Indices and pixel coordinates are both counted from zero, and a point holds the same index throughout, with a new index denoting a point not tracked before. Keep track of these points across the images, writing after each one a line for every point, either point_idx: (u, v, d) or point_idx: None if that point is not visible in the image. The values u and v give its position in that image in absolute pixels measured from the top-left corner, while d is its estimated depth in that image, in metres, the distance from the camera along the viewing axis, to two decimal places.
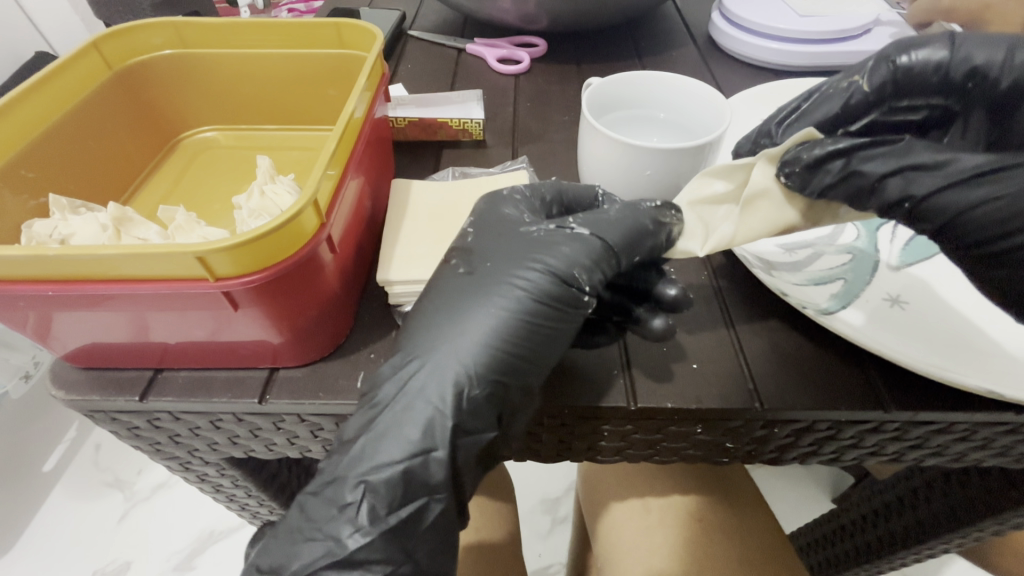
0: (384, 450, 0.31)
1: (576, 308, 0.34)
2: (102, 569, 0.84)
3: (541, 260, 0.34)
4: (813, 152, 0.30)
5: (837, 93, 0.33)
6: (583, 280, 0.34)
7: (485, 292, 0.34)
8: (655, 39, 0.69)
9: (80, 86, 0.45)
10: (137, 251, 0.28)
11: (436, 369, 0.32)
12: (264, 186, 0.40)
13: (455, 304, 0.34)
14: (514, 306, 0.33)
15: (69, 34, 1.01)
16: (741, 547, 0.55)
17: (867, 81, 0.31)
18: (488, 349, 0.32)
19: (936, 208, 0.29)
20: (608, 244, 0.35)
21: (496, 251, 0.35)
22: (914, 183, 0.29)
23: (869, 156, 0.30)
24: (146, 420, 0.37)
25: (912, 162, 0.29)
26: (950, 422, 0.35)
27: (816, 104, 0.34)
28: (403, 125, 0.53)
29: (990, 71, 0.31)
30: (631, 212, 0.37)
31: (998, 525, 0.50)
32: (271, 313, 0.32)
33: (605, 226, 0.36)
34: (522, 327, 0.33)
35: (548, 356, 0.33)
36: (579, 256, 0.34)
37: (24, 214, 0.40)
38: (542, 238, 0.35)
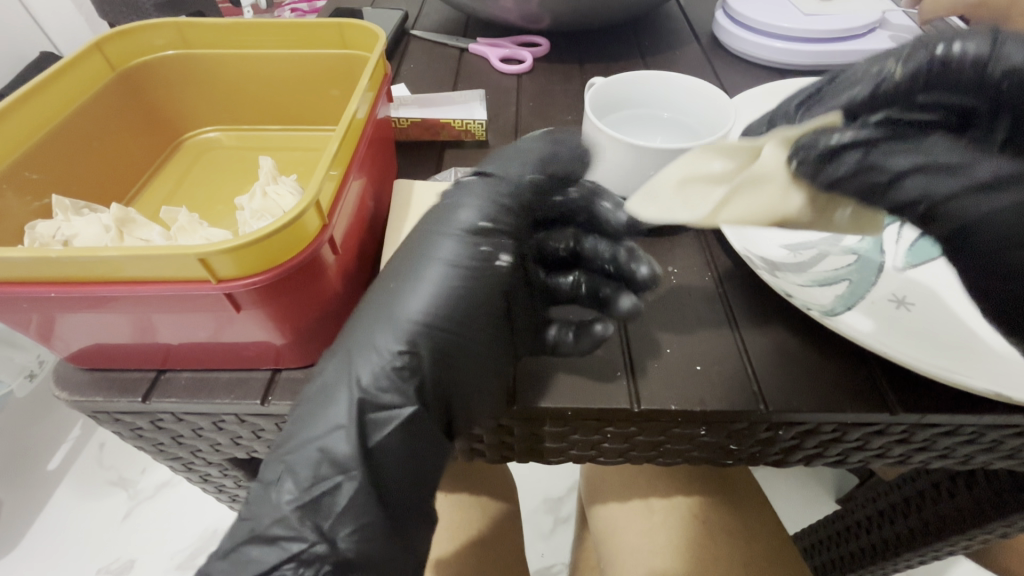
0: (321, 432, 0.31)
1: (489, 270, 0.34)
2: (107, 567, 0.84)
3: (453, 230, 0.34)
4: (830, 139, 0.29)
5: (866, 76, 0.30)
6: (488, 233, 0.34)
7: (407, 271, 0.33)
8: (659, 38, 0.68)
9: (83, 87, 0.45)
10: (141, 253, 0.28)
11: (366, 356, 0.31)
12: (266, 187, 0.40)
13: (382, 287, 0.33)
14: (433, 279, 0.33)
15: (74, 34, 1.01)
16: (745, 551, 0.55)
17: (902, 68, 0.29)
18: (412, 325, 0.32)
19: (954, 211, 0.29)
20: (506, 195, 0.35)
21: (415, 233, 0.35)
22: (932, 184, 0.28)
23: (891, 148, 0.28)
24: (149, 421, 0.37)
25: (931, 162, 0.28)
26: (958, 425, 0.34)
27: (838, 86, 0.32)
28: (405, 126, 0.53)
29: None
30: (524, 152, 0.38)
31: (1006, 528, 0.49)
32: (275, 314, 0.32)
33: (518, 193, 0.36)
34: (440, 301, 0.33)
35: (467, 321, 0.33)
36: (482, 215, 0.35)
37: (29, 217, 0.40)
38: (453, 207, 0.35)
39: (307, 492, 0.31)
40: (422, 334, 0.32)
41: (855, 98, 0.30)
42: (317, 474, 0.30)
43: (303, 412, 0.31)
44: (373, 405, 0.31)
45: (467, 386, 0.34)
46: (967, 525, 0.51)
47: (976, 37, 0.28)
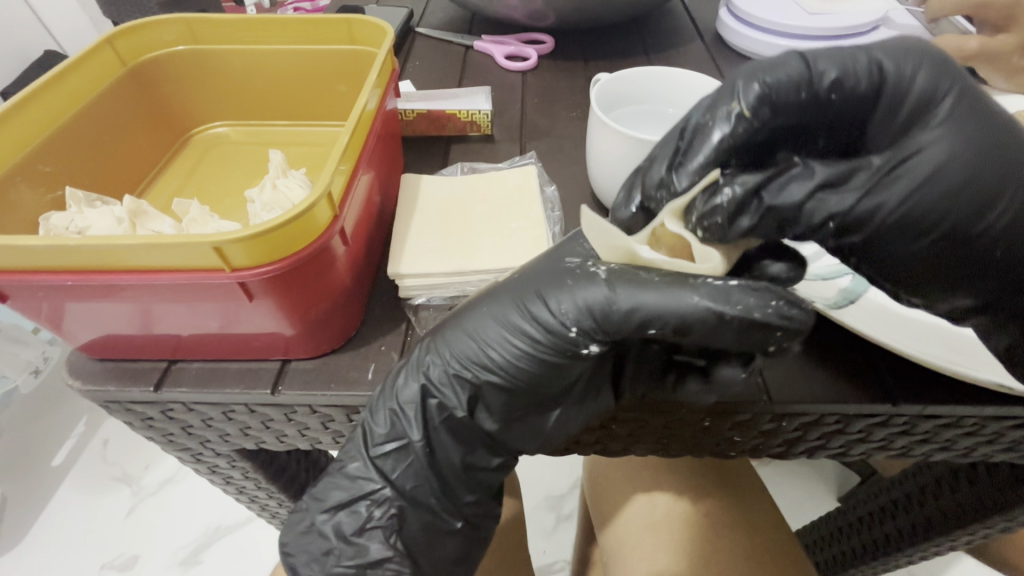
0: (394, 403, 0.35)
1: (564, 349, 0.33)
2: (110, 563, 0.85)
3: (546, 297, 0.33)
4: (722, 196, 0.29)
5: (717, 119, 0.30)
6: (570, 321, 0.32)
7: (494, 301, 0.35)
8: (662, 36, 0.69)
9: (95, 82, 0.46)
10: (155, 242, 0.29)
11: (440, 359, 0.35)
12: (276, 180, 0.40)
13: (472, 309, 0.36)
14: (508, 327, 0.34)
15: (77, 33, 1.02)
16: (748, 544, 0.55)
17: (746, 103, 0.29)
18: (480, 353, 0.34)
19: (860, 217, 0.30)
20: (610, 301, 0.31)
21: (531, 268, 0.36)
22: (829, 202, 0.30)
23: (778, 187, 0.29)
24: (159, 411, 0.38)
25: (824, 182, 0.30)
26: (959, 417, 0.35)
27: (693, 142, 0.31)
28: (411, 118, 0.53)
29: (848, 80, 0.30)
30: (678, 294, 0.30)
31: (1007, 523, 0.50)
32: (284, 305, 0.33)
33: (632, 286, 0.31)
34: (505, 348, 0.34)
35: (524, 376, 0.34)
36: (580, 302, 0.32)
37: (41, 208, 0.40)
38: (567, 274, 0.34)
39: (377, 448, 0.35)
40: (483, 367, 0.34)
41: (719, 140, 0.30)
42: (390, 434, 0.35)
43: (386, 385, 0.35)
44: (435, 405, 0.35)
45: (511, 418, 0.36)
46: (968, 520, 0.52)
47: (790, 65, 0.30)
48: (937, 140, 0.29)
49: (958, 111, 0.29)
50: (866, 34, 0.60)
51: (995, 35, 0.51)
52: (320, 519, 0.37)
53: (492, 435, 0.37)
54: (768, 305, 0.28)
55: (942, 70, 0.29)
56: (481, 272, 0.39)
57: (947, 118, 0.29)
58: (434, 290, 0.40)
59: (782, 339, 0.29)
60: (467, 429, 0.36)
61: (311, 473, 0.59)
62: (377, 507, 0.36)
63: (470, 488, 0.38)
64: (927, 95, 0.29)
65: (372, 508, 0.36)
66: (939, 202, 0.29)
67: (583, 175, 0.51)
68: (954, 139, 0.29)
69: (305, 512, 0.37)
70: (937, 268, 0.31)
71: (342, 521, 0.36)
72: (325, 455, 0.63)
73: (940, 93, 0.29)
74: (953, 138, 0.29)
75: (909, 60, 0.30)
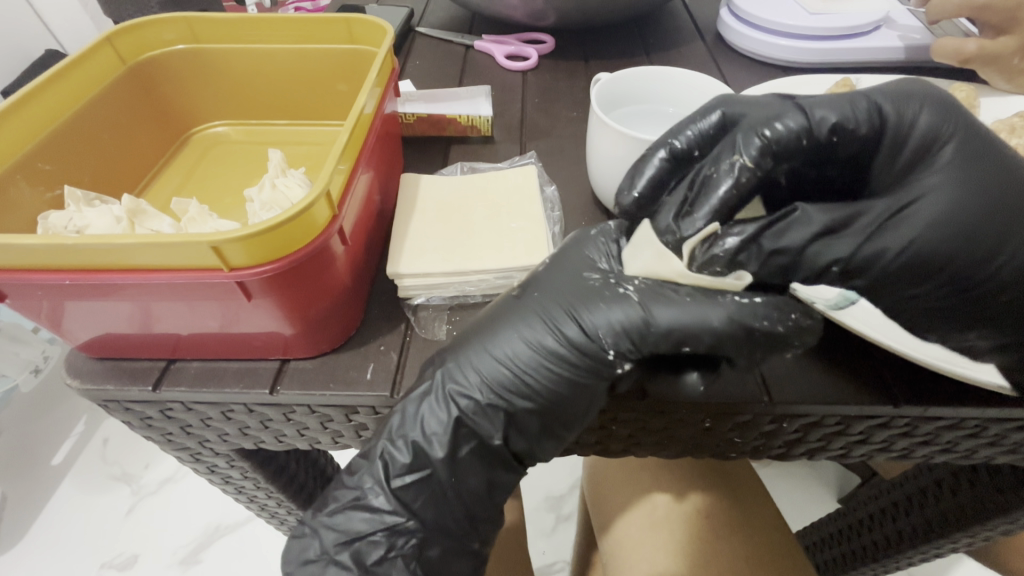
0: (419, 432, 0.35)
1: (599, 372, 0.33)
2: (109, 562, 0.85)
3: (579, 318, 0.34)
4: (722, 247, 0.33)
5: (723, 172, 0.33)
6: (609, 343, 0.33)
7: (521, 324, 0.35)
8: (663, 35, 0.69)
9: (94, 81, 0.46)
10: (152, 240, 0.28)
11: (467, 384, 0.34)
12: (275, 179, 0.40)
13: (492, 332, 0.35)
14: (542, 349, 0.34)
15: (78, 32, 1.02)
16: (747, 544, 0.55)
17: (747, 157, 0.32)
18: (510, 378, 0.34)
19: (864, 261, 0.32)
20: (649, 322, 0.32)
21: (549, 286, 0.36)
22: (833, 246, 0.32)
23: (779, 232, 0.32)
24: (158, 410, 0.38)
25: (827, 227, 0.32)
26: (961, 418, 0.35)
27: (700, 194, 0.33)
28: (412, 121, 0.53)
29: (850, 122, 0.32)
30: (708, 311, 0.31)
31: (1008, 525, 0.50)
32: (283, 304, 0.33)
33: (664, 304, 0.32)
34: (540, 370, 0.34)
35: (560, 399, 0.34)
36: (616, 323, 0.33)
37: (40, 206, 0.40)
38: (595, 293, 0.34)
39: (398, 478, 0.35)
40: (513, 391, 0.34)
41: (725, 191, 0.32)
42: (412, 464, 0.35)
43: (408, 413, 0.35)
44: (465, 432, 0.35)
45: (541, 439, 0.36)
46: (969, 522, 0.52)
47: (789, 113, 0.33)
48: (940, 185, 0.31)
49: (960, 158, 0.31)
50: (868, 34, 0.60)
51: (997, 35, 0.50)
52: (335, 550, 0.36)
53: (518, 456, 0.37)
54: (786, 319, 0.32)
55: (947, 112, 0.32)
56: (480, 272, 0.39)
57: (949, 164, 0.31)
58: (433, 290, 0.40)
59: (796, 346, 0.33)
60: (495, 454, 0.36)
61: (310, 473, 0.58)
62: (400, 537, 0.35)
63: (482, 511, 0.37)
64: (927, 140, 0.32)
65: (394, 537, 0.35)
66: (944, 245, 0.30)
67: (583, 175, 0.51)
68: (951, 186, 0.31)
69: (314, 538, 0.37)
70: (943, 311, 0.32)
71: (362, 550, 0.35)
72: (324, 455, 0.63)
73: (939, 139, 0.32)
74: (954, 185, 0.31)
75: (913, 104, 0.32)
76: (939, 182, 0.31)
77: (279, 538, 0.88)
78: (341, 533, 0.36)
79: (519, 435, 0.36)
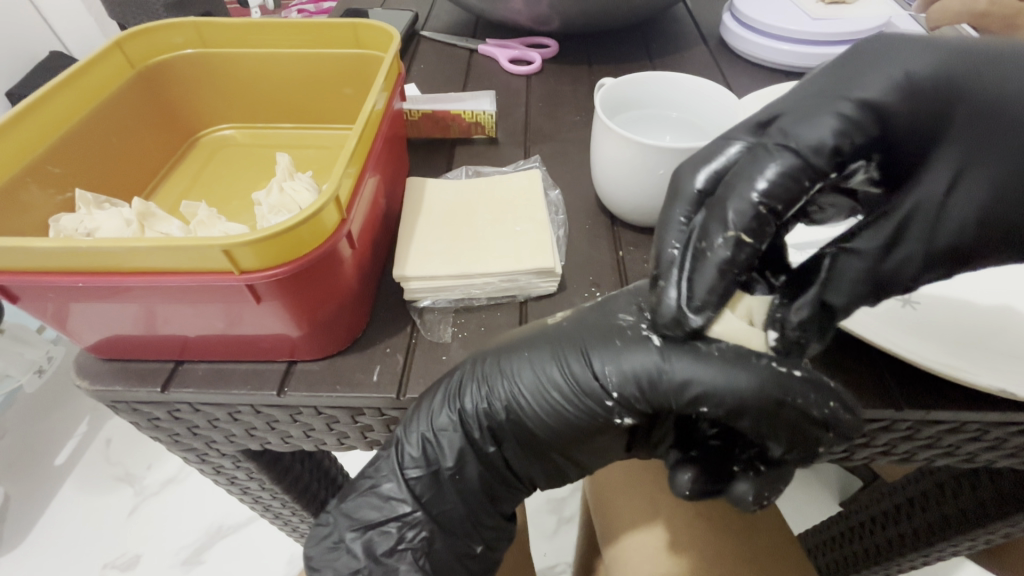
0: (427, 427, 0.35)
1: (598, 408, 0.34)
2: (112, 562, 0.85)
3: (595, 351, 0.34)
4: (798, 310, 0.31)
5: (714, 246, 0.30)
6: (614, 384, 0.33)
7: (539, 342, 0.36)
8: (666, 40, 0.69)
9: (104, 85, 0.46)
10: (165, 244, 0.29)
11: (474, 395, 0.35)
12: (283, 183, 0.40)
13: (512, 347, 0.36)
14: (551, 378, 0.34)
15: (83, 36, 1.03)
16: (750, 547, 0.55)
17: (740, 228, 0.29)
18: (517, 400, 0.35)
19: (895, 266, 0.32)
20: (664, 375, 0.32)
21: (584, 317, 0.36)
22: (907, 261, 0.32)
23: (835, 282, 0.31)
24: (166, 411, 0.38)
25: (891, 242, 0.31)
26: (962, 421, 0.35)
27: (696, 266, 0.30)
28: (416, 118, 0.53)
29: (852, 137, 0.29)
30: (731, 376, 0.30)
31: (1010, 528, 0.50)
32: (292, 306, 0.33)
33: (686, 357, 0.32)
34: (544, 392, 0.35)
35: (557, 427, 0.35)
36: (629, 367, 0.33)
37: (50, 209, 0.41)
38: (620, 332, 0.34)
39: (411, 468, 0.36)
40: (516, 409, 0.35)
41: (725, 263, 0.29)
42: (420, 459, 0.36)
43: (422, 408, 0.35)
44: (468, 438, 0.36)
45: (535, 454, 0.37)
46: (972, 525, 0.52)
47: (777, 158, 0.29)
48: (957, 142, 0.31)
49: (973, 116, 0.30)
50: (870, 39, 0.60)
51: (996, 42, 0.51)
52: (350, 535, 0.37)
53: (512, 468, 0.38)
54: (825, 404, 0.30)
55: (939, 59, 0.30)
56: (486, 275, 0.39)
57: (962, 125, 0.30)
58: (439, 293, 0.40)
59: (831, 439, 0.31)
60: (489, 461, 0.37)
61: (314, 473, 0.59)
62: (410, 528, 0.36)
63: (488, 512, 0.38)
64: (941, 97, 0.30)
65: (404, 528, 0.36)
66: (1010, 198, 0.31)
67: (587, 178, 0.51)
68: (983, 177, 0.31)
69: (333, 526, 0.38)
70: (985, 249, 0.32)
71: (373, 539, 0.37)
72: (328, 458, 0.63)
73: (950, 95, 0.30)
74: (976, 149, 0.31)
75: (874, 80, 0.30)
76: (964, 141, 0.31)
77: (282, 538, 0.88)
78: (356, 520, 0.37)
79: (513, 446, 0.37)
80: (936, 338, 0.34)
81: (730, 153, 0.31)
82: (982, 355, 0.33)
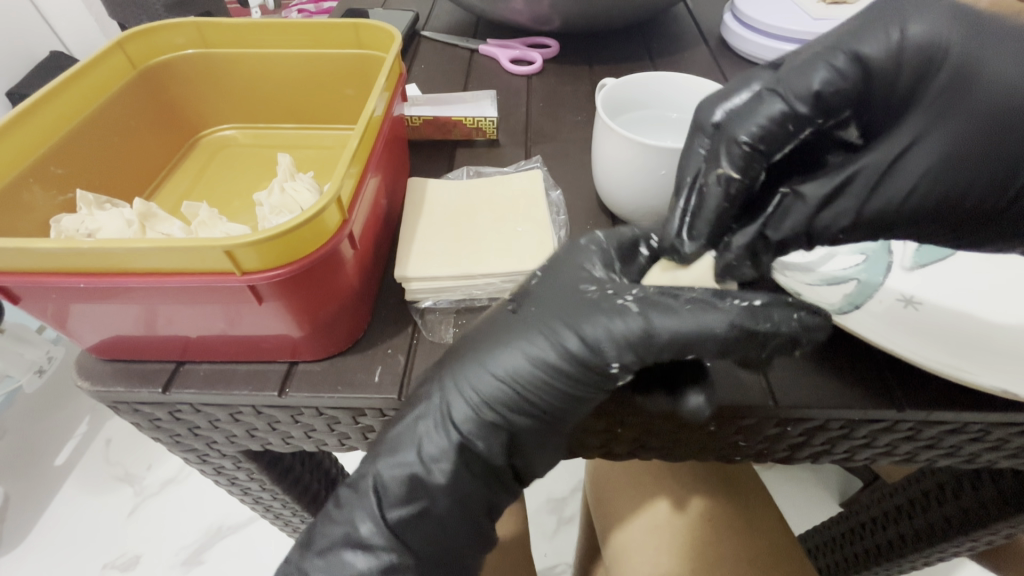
0: (417, 459, 0.35)
1: (600, 384, 0.33)
2: (112, 562, 0.85)
3: (574, 330, 0.33)
4: (738, 241, 0.34)
5: (709, 178, 0.34)
6: (609, 358, 0.32)
7: (516, 337, 0.35)
8: (667, 40, 0.69)
9: (104, 85, 0.46)
10: (166, 244, 0.29)
11: (468, 393, 0.34)
12: (284, 183, 0.40)
13: (493, 340, 0.35)
14: (543, 366, 0.34)
15: (83, 36, 1.03)
16: (750, 548, 0.55)
17: (733, 165, 0.33)
18: (509, 392, 0.34)
19: (824, 222, 0.33)
20: (652, 332, 0.32)
21: (543, 298, 0.35)
22: (840, 208, 0.33)
23: (779, 216, 0.34)
24: (167, 412, 0.38)
25: (836, 190, 0.33)
26: (963, 422, 0.35)
27: (695, 202, 0.35)
28: (418, 124, 0.54)
29: (837, 82, 0.32)
30: (706, 315, 0.32)
31: (1012, 528, 0.50)
32: (293, 307, 0.33)
33: (663, 312, 0.32)
34: (539, 383, 0.34)
35: (562, 413, 0.34)
36: (617, 336, 0.33)
37: (52, 210, 0.41)
38: (595, 305, 0.34)
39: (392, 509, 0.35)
40: (518, 404, 0.35)
41: (717, 199, 0.34)
42: (405, 495, 0.35)
43: (407, 436, 0.35)
44: (470, 442, 0.35)
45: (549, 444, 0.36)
46: (973, 526, 0.52)
47: (769, 103, 0.33)
48: (928, 112, 0.32)
49: (955, 87, 0.31)
50: None
51: None
52: None
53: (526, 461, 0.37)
54: (791, 318, 0.33)
55: (941, 26, 0.31)
56: (488, 276, 0.39)
57: (942, 91, 0.31)
58: (441, 293, 0.40)
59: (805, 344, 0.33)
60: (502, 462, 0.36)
61: (314, 474, 0.58)
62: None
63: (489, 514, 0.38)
64: (925, 62, 0.31)
65: None
66: (962, 173, 0.32)
67: (588, 179, 0.51)
68: (944, 145, 0.31)
69: None
70: (945, 215, 0.33)
71: None
72: (328, 459, 0.63)
73: (938, 62, 0.31)
74: (944, 123, 0.31)
75: (875, 39, 0.32)
76: (938, 112, 0.31)
77: (282, 538, 0.88)
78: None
79: (526, 440, 0.36)
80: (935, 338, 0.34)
81: (738, 100, 0.34)
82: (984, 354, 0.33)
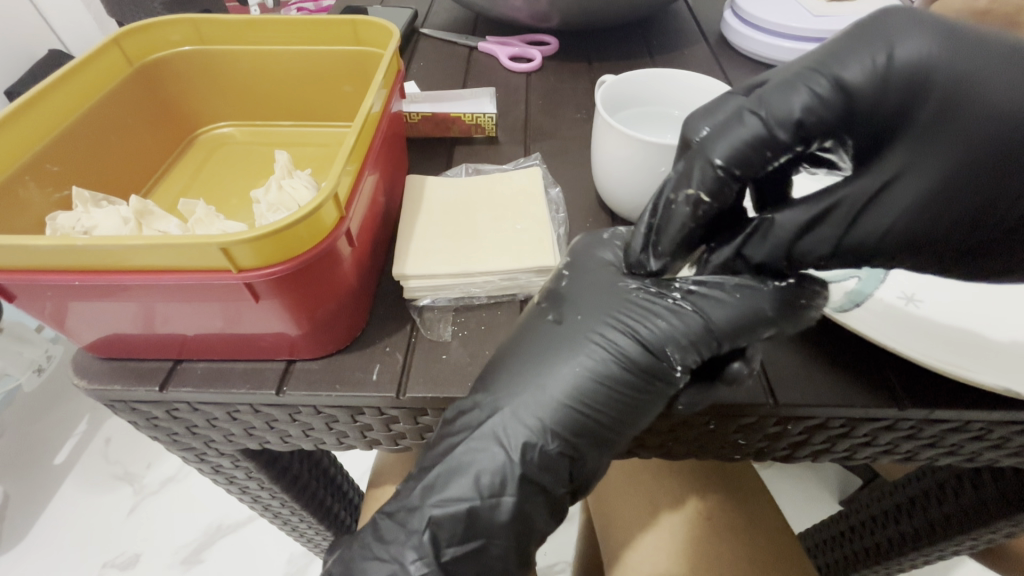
0: (476, 493, 0.33)
1: (663, 383, 0.34)
2: (112, 561, 0.85)
3: (632, 335, 0.34)
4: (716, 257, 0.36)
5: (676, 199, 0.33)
6: (677, 359, 0.34)
7: (571, 351, 0.34)
8: (666, 37, 0.69)
9: (102, 80, 0.46)
10: (161, 241, 0.29)
11: (521, 418, 0.33)
12: (282, 181, 0.40)
13: (542, 358, 0.34)
14: (608, 377, 0.33)
15: (81, 33, 1.03)
16: (749, 546, 0.55)
17: (703, 188, 0.32)
18: (576, 414, 0.33)
19: (803, 250, 0.34)
20: (712, 327, 0.34)
21: (588, 304, 0.36)
22: (818, 238, 0.33)
23: (753, 243, 0.34)
24: (164, 411, 0.38)
25: (816, 220, 0.33)
26: (966, 421, 0.35)
27: (664, 221, 0.34)
28: (417, 121, 0.53)
29: (816, 108, 0.30)
30: (753, 300, 0.34)
31: (1013, 527, 0.50)
32: (291, 305, 0.33)
33: (714, 304, 0.34)
34: (603, 396, 0.33)
35: (629, 423, 0.34)
36: (681, 338, 0.34)
37: (48, 207, 0.41)
38: (645, 305, 0.35)
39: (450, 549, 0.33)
40: (582, 425, 0.33)
41: (689, 225, 0.34)
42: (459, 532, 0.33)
43: (458, 469, 0.33)
44: (535, 479, 0.33)
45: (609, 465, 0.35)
46: (973, 525, 0.52)
47: (744, 125, 0.32)
48: (911, 139, 0.30)
49: (942, 114, 0.29)
50: None
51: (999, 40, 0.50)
52: None
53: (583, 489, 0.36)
54: (807, 292, 0.35)
55: (934, 42, 0.28)
56: (487, 274, 0.39)
57: (927, 120, 0.29)
58: (439, 291, 0.40)
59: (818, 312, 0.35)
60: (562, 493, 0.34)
61: (313, 472, 0.58)
62: None
63: None
64: (911, 91, 0.29)
65: None
66: (943, 204, 0.30)
67: (587, 177, 0.51)
68: (927, 176, 0.30)
69: None
70: (925, 240, 0.32)
71: None
72: (326, 458, 0.63)
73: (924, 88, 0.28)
74: (925, 154, 0.30)
75: (856, 59, 0.30)
76: (920, 140, 0.30)
77: (281, 538, 0.88)
78: None
79: (587, 463, 0.34)
80: (931, 341, 0.34)
81: (721, 118, 0.33)
82: (981, 361, 0.33)
